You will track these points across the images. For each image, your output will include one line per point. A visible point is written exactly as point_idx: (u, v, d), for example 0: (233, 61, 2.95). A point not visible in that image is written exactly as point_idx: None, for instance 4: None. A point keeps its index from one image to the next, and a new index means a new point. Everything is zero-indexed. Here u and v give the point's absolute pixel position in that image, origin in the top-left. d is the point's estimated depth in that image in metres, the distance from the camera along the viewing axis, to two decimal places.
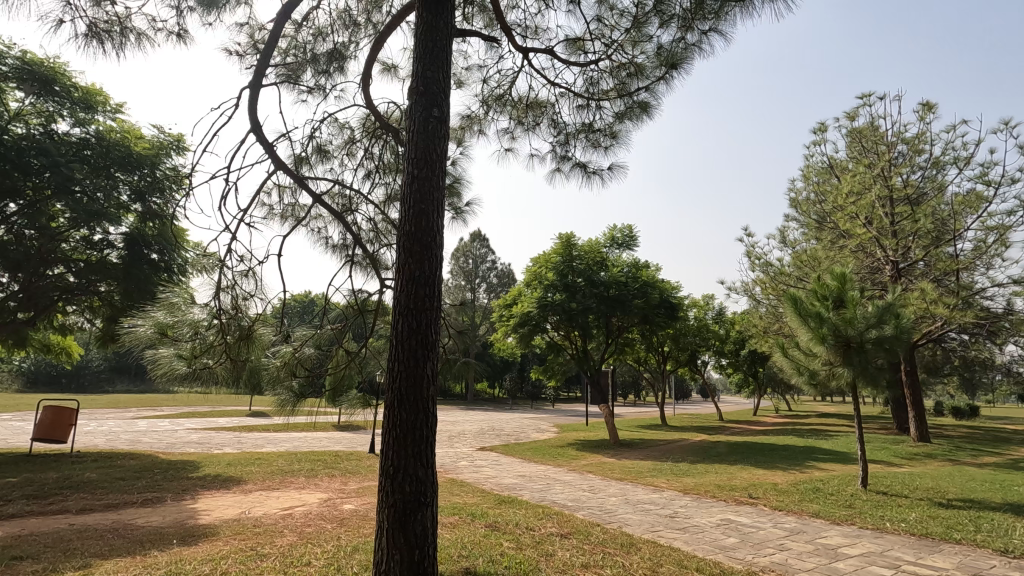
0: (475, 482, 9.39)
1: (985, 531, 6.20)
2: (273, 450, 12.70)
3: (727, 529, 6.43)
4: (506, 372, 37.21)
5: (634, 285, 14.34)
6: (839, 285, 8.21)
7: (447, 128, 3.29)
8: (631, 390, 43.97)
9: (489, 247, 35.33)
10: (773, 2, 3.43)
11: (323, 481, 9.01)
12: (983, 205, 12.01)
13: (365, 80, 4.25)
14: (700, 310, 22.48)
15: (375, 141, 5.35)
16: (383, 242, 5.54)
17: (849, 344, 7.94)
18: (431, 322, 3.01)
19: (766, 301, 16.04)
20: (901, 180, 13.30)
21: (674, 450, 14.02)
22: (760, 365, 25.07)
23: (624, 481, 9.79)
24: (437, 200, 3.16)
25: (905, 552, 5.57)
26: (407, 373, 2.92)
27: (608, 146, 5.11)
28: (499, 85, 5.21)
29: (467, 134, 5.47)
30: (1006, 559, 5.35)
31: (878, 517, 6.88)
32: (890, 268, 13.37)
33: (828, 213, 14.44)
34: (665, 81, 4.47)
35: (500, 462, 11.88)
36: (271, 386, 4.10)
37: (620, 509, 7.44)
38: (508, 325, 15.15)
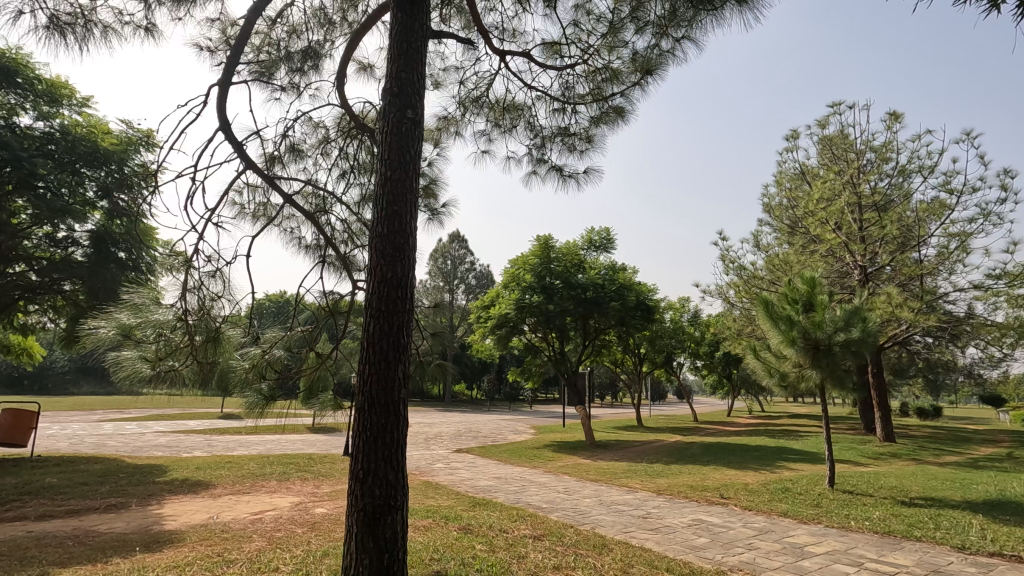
0: (450, 484, 9.35)
1: (945, 529, 6.40)
2: (244, 453, 12.48)
3: (698, 530, 6.52)
4: (483, 374, 37.15)
5: (611, 288, 14.48)
6: (809, 289, 8.40)
7: (421, 129, 3.28)
8: (608, 392, 44.31)
9: (467, 248, 35.27)
10: (744, 11, 3.49)
11: (295, 484, 8.88)
12: (946, 213, 12.43)
13: (339, 79, 4.21)
14: (675, 312, 22.80)
15: (350, 141, 5.31)
16: (357, 243, 5.50)
17: (818, 346, 8.11)
18: (403, 324, 2.99)
19: (740, 304, 16.33)
20: (869, 188, 13.67)
21: (648, 451, 14.18)
22: (734, 367, 25.51)
23: (598, 482, 9.85)
24: (410, 201, 3.14)
25: (868, 549, 5.73)
26: (379, 377, 2.90)
27: (584, 150, 5.16)
28: (476, 87, 5.21)
29: (444, 135, 5.45)
30: (962, 556, 5.53)
31: (844, 516, 7.04)
32: (859, 273, 13.72)
33: (800, 218, 14.76)
34: (641, 86, 4.53)
35: (476, 464, 11.86)
36: (239, 388, 4.03)
37: (594, 511, 7.50)
38: (485, 326, 15.13)
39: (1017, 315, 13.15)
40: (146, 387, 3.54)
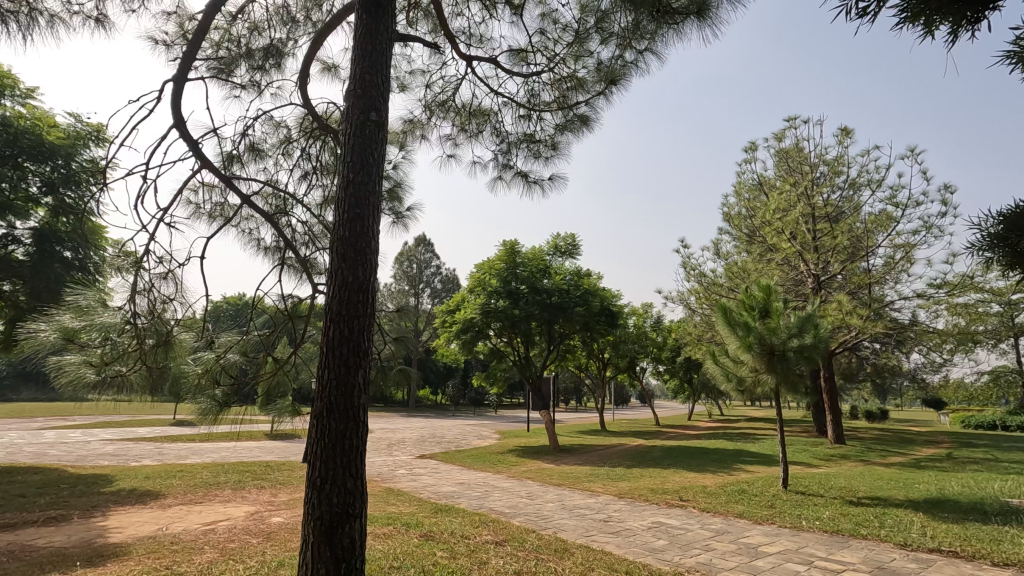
0: (412, 491, 9.25)
1: (889, 527, 6.69)
2: (197, 461, 12.02)
3: (657, 532, 6.64)
4: (448, 379, 36.91)
5: (576, 293, 14.63)
6: (765, 296, 8.69)
7: (385, 132, 3.25)
8: (573, 396, 44.70)
9: (433, 252, 35.06)
10: (703, 27, 3.61)
11: (251, 493, 8.62)
12: (893, 225, 13.05)
13: (302, 79, 4.13)
14: (639, 317, 23.21)
15: (313, 142, 5.22)
16: (318, 246, 5.40)
17: (773, 352, 8.37)
18: (364, 328, 2.96)
19: (701, 311, 16.75)
20: (822, 200, 14.24)
21: (611, 455, 14.36)
22: (695, 371, 26.12)
23: (561, 487, 9.90)
24: (373, 204, 3.11)
25: (817, 548, 5.94)
26: (338, 382, 2.85)
27: (549, 157, 5.21)
28: (442, 91, 5.20)
29: (409, 138, 5.42)
30: (904, 552, 5.80)
31: (796, 516, 7.28)
32: (812, 281, 14.24)
33: (757, 227, 15.25)
34: (605, 95, 4.62)
35: (439, 470, 11.77)
36: (192, 394, 3.88)
37: (556, 515, 7.55)
38: (450, 331, 15.05)
39: (955, 323, 13.92)
40: (91, 393, 3.37)
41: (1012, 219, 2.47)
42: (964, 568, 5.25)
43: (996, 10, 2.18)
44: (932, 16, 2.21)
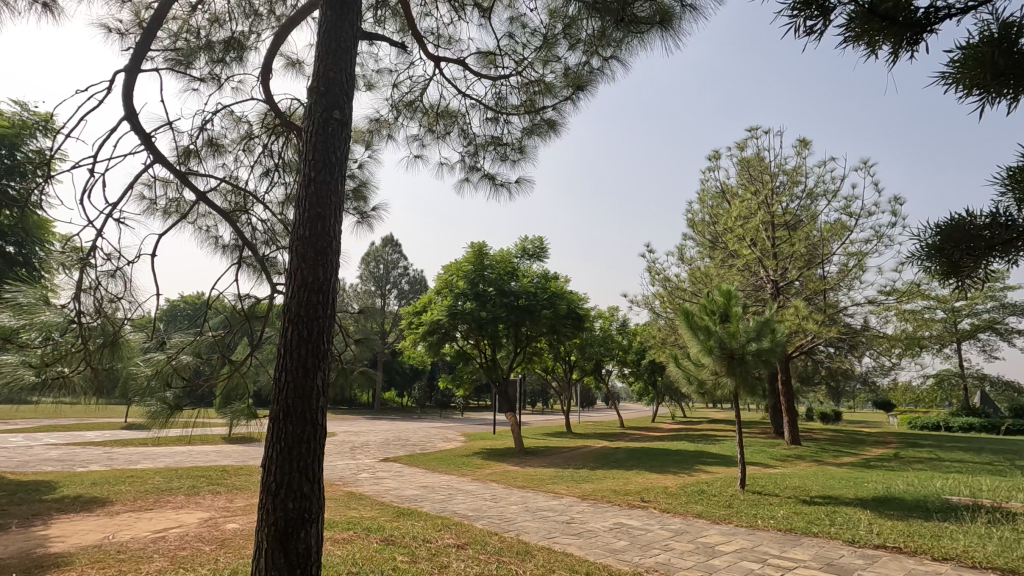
0: (374, 495, 9.12)
1: (839, 524, 6.94)
2: (148, 466, 11.56)
3: (618, 533, 6.72)
4: (415, 381, 36.58)
5: (543, 296, 14.72)
6: (725, 301, 8.92)
7: (349, 130, 3.20)
8: (539, 398, 44.95)
9: (401, 253, 34.72)
10: (666, 37, 3.70)
11: (205, 499, 8.34)
12: (847, 234, 13.60)
13: (264, 75, 4.04)
14: (605, 320, 23.52)
15: (275, 138, 5.11)
16: (278, 245, 5.28)
17: (732, 355, 8.59)
18: (323, 330, 2.90)
19: (665, 314, 17.06)
20: (782, 208, 14.68)
21: (576, 456, 14.50)
22: (659, 374, 26.61)
23: (525, 489, 9.94)
24: (335, 203, 3.06)
25: (771, 546, 6.12)
26: (295, 384, 2.80)
27: (516, 160, 5.23)
28: (410, 91, 5.16)
29: (375, 138, 5.36)
30: (853, 549, 6.03)
31: (752, 515, 7.49)
32: (771, 286, 14.59)
33: (720, 234, 15.62)
34: (572, 101, 4.67)
35: (403, 473, 11.64)
36: (140, 396, 3.59)
37: (519, 517, 7.56)
38: (416, 333, 14.91)
39: (903, 328, 14.60)
40: (31, 396, 3.20)
41: (948, 230, 2.60)
42: (906, 563, 5.48)
43: (933, 31, 2.29)
44: (874, 37, 2.32)
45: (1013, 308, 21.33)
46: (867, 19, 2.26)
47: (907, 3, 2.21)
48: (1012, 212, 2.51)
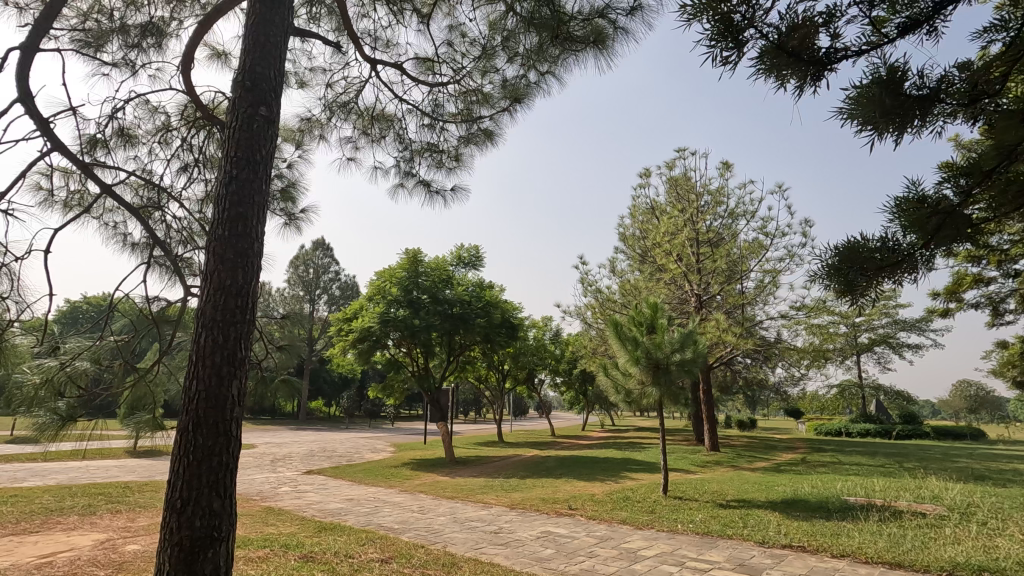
0: (295, 509, 8.70)
1: (750, 527, 7.34)
2: (36, 484, 10.42)
3: (545, 541, 6.77)
4: (343, 390, 35.39)
5: (477, 304, 14.69)
6: (652, 313, 9.26)
7: (275, 129, 3.07)
8: (472, 407, 44.76)
9: (332, 257, 33.60)
10: (599, 57, 3.83)
11: (102, 519, 7.63)
12: (763, 252, 14.51)
13: (185, 64, 3.82)
14: (538, 330, 23.83)
15: (195, 132, 4.82)
16: (194, 246, 4.97)
17: (658, 365, 8.91)
18: (241, 336, 2.74)
19: (596, 325, 17.50)
20: (706, 226, 15.50)
21: (506, 466, 14.51)
22: (590, 384, 27.19)
23: (454, 499, 9.83)
24: (258, 204, 2.92)
25: (689, 549, 6.37)
26: (207, 393, 2.62)
27: (452, 168, 5.21)
28: (345, 91, 5.04)
29: (306, 138, 5.18)
30: (763, 549, 6.39)
31: (672, 520, 7.79)
32: (695, 300, 15.32)
33: (649, 249, 16.25)
34: (509, 112, 4.72)
35: (327, 486, 11.19)
36: (27, 407, 3.26)
37: (447, 529, 7.45)
38: (346, 340, 14.44)
39: (811, 341, 15.73)
40: None
41: (844, 253, 2.82)
42: (809, 561, 5.87)
43: (833, 70, 2.50)
44: (783, 72, 2.49)
45: (903, 324, 23.56)
46: (776, 55, 2.43)
47: (811, 42, 2.41)
48: (898, 237, 2.76)
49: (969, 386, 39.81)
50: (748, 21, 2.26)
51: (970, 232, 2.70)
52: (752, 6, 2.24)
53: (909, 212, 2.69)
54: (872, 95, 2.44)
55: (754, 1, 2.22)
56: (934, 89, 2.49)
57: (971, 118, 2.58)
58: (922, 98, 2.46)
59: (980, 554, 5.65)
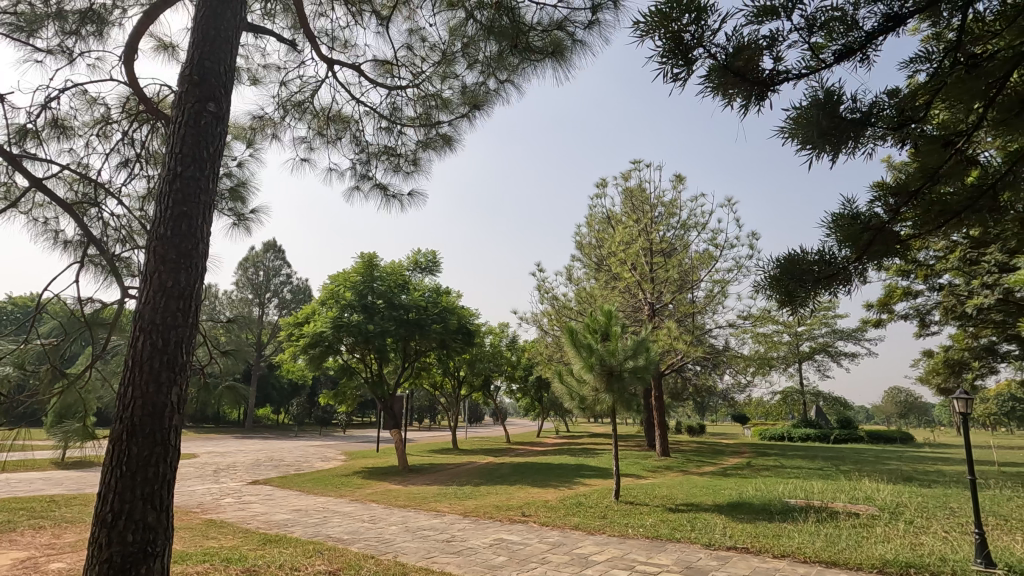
0: (238, 521, 8.35)
1: (697, 530, 7.55)
2: None
3: (497, 548, 6.75)
4: (293, 397, 34.31)
5: (433, 310, 14.56)
6: (606, 320, 9.41)
7: (224, 126, 2.97)
8: (426, 414, 44.22)
9: (284, 260, 32.59)
10: (557, 68, 3.91)
11: (23, 536, 7.09)
12: (713, 262, 15.01)
13: (127, 54, 3.65)
14: (495, 336, 23.82)
15: (138, 126, 4.60)
16: (133, 245, 4.73)
17: (611, 372, 9.07)
18: (181, 341, 2.62)
19: (552, 332, 17.64)
20: (659, 236, 15.91)
21: (461, 473, 14.40)
22: (545, 390, 27.35)
23: (406, 508, 9.66)
24: (204, 203, 2.81)
25: (639, 553, 6.49)
26: (143, 401, 2.49)
27: (409, 172, 5.17)
28: (300, 90, 4.92)
29: (258, 136, 5.03)
30: (709, 551, 6.57)
31: (623, 525, 7.91)
32: (648, 308, 15.69)
33: (605, 257, 16.54)
34: (468, 118, 4.73)
35: (273, 496, 10.79)
36: None
37: (398, 538, 7.31)
38: (296, 345, 14.03)
39: (756, 349, 16.36)
40: None
41: (785, 264, 2.95)
42: (752, 562, 6.08)
43: (775, 91, 2.62)
44: (729, 91, 2.59)
45: (841, 333, 24.84)
46: (723, 74, 2.52)
47: (755, 64, 2.52)
48: (833, 251, 2.91)
49: (899, 392, 42.30)
50: (697, 40, 2.35)
51: (898, 248, 2.89)
52: (701, 26, 2.32)
53: (844, 227, 2.84)
54: (810, 116, 2.57)
55: (703, 21, 2.30)
56: (866, 114, 2.65)
57: (900, 141, 2.75)
58: (856, 121, 2.62)
59: (908, 551, 6.00)
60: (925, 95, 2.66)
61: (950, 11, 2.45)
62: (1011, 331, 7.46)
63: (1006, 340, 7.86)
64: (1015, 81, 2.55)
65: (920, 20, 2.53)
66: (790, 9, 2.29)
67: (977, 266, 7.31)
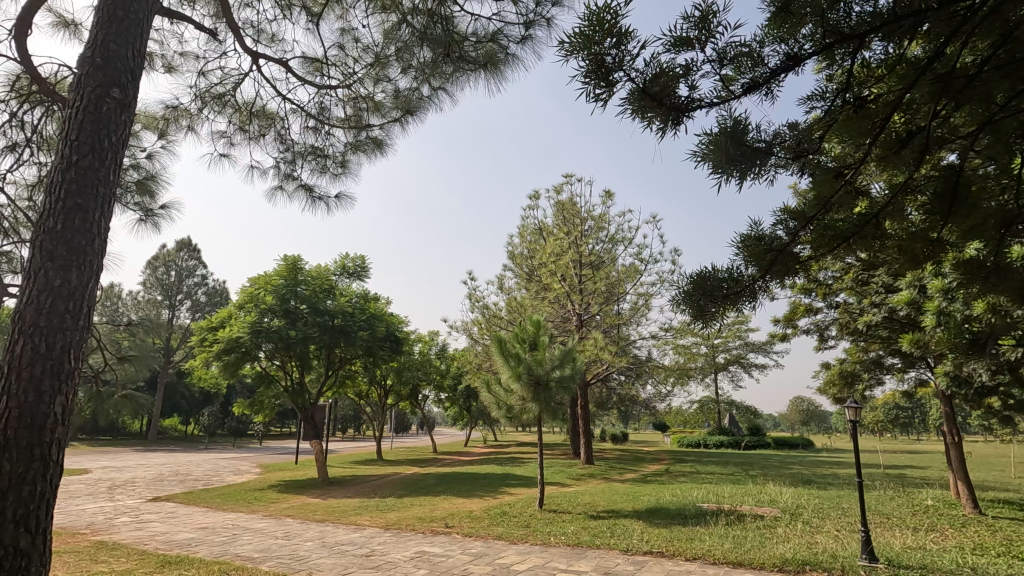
0: (134, 542, 7.67)
1: (616, 536, 7.76)
2: None
3: (418, 562, 6.61)
4: (204, 407, 32.18)
5: (360, 317, 14.16)
6: (534, 330, 9.51)
7: (130, 114, 2.75)
8: (351, 424, 42.84)
9: (199, 260, 30.59)
10: (491, 81, 3.96)
11: None
12: (638, 276, 15.60)
13: (18, 29, 3.32)
14: (424, 345, 23.50)
15: (30, 107, 4.17)
16: (15, 238, 4.26)
17: (538, 382, 9.17)
18: (68, 344, 2.38)
19: (482, 341, 17.65)
20: (588, 249, 16.35)
21: (384, 484, 14.03)
22: (474, 400, 27.26)
23: (323, 523, 9.28)
24: (103, 195, 2.58)
25: (560, 561, 6.58)
26: (17, 413, 2.23)
27: (337, 174, 5.01)
28: (221, 82, 4.67)
29: (171, 128, 4.71)
30: (626, 556, 6.78)
31: (545, 533, 8.01)
32: (575, 319, 16.03)
33: (535, 268, 16.75)
34: (400, 123, 4.67)
35: (175, 514, 10.00)
36: None
37: (314, 555, 6.99)
38: (209, 351, 13.16)
39: (676, 360, 17.10)
40: None
41: (698, 280, 3.11)
42: (666, 565, 6.32)
43: (691, 116, 2.77)
44: (649, 114, 2.72)
45: (752, 346, 26.54)
46: (643, 98, 2.64)
47: (671, 90, 2.66)
48: (741, 269, 3.11)
49: (801, 401, 45.68)
50: (618, 64, 2.45)
51: (797, 267, 3.12)
52: (622, 50, 2.42)
53: (749, 248, 3.07)
54: (721, 143, 2.74)
55: (623, 46, 2.40)
56: (769, 143, 2.86)
57: (801, 170, 2.98)
58: (759, 148, 2.81)
59: (805, 550, 6.46)
60: (820, 129, 2.91)
61: (843, 56, 2.70)
62: (895, 346, 8.26)
63: (891, 353, 8.69)
64: (895, 123, 2.86)
65: (818, 61, 2.77)
66: (704, 41, 2.44)
67: (867, 286, 8.05)
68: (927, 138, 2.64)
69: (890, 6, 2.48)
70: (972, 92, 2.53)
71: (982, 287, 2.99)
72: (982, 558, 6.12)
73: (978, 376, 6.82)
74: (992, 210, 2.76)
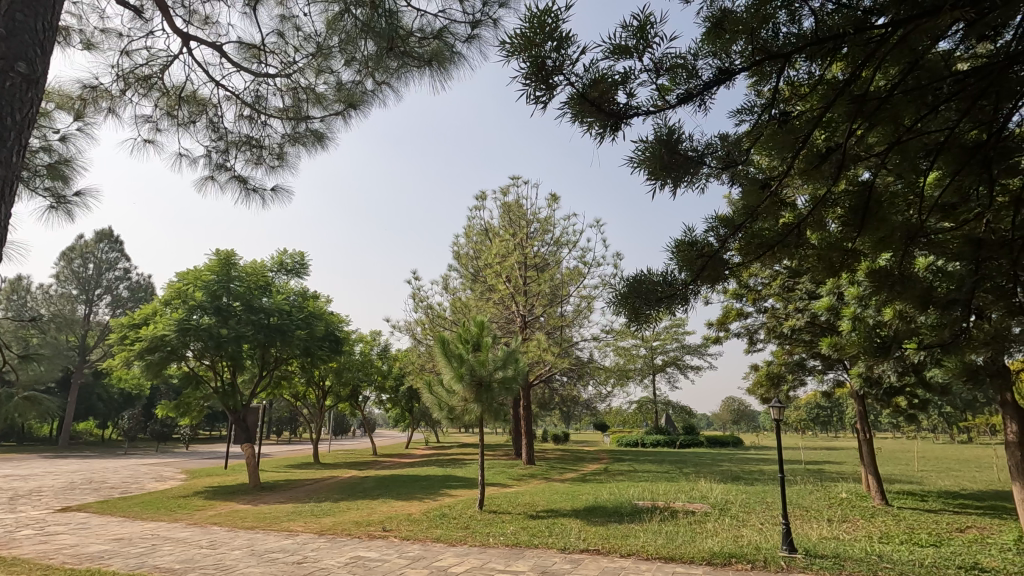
0: (37, 557, 7.05)
1: (554, 535, 7.83)
2: None
3: (353, 567, 6.43)
4: (124, 411, 30.11)
5: (298, 316, 13.66)
6: (478, 331, 9.48)
7: (36, 92, 2.52)
8: (287, 427, 41.30)
9: (121, 252, 28.59)
10: (436, 77, 3.92)
11: None
12: (581, 279, 15.89)
13: None
14: (365, 345, 22.97)
15: None
16: None
17: (480, 383, 9.13)
18: None
19: (425, 342, 17.44)
20: (533, 252, 16.47)
21: (320, 489, 13.60)
22: (416, 400, 26.89)
23: (253, 530, 8.87)
24: (5, 177, 2.36)
25: (497, 561, 6.58)
26: None
27: (273, 166, 4.80)
28: (147, 63, 4.38)
29: (88, 109, 4.36)
30: (564, 555, 6.85)
31: (485, 534, 7.98)
32: (520, 320, 16.12)
33: (481, 268, 16.68)
34: (342, 116, 4.53)
35: (86, 525, 9.28)
36: None
37: (241, 564, 6.65)
38: (130, 350, 12.32)
39: (616, 361, 17.52)
40: None
41: (633, 283, 3.19)
42: (601, 562, 6.44)
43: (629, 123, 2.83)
44: (590, 119, 2.77)
45: (688, 348, 27.58)
46: (583, 102, 2.68)
47: (612, 96, 2.71)
48: (674, 273, 3.22)
49: (733, 401, 47.86)
50: (559, 68, 2.47)
51: (727, 273, 3.25)
52: (562, 54, 2.44)
53: (682, 253, 3.17)
54: (655, 151, 2.82)
55: (564, 50, 2.42)
56: (701, 153, 2.97)
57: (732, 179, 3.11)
58: (691, 157, 2.92)
59: (730, 543, 6.75)
60: (749, 141, 3.05)
61: (771, 73, 2.84)
62: (816, 349, 8.79)
63: (813, 356, 9.24)
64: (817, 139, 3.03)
65: (748, 77, 2.90)
66: (641, 50, 2.50)
67: (792, 293, 8.55)
68: (844, 155, 2.82)
69: (813, 29, 2.63)
70: (884, 113, 2.72)
71: (889, 295, 3.23)
72: (887, 545, 6.60)
73: (887, 377, 7.36)
74: (898, 223, 3.00)
